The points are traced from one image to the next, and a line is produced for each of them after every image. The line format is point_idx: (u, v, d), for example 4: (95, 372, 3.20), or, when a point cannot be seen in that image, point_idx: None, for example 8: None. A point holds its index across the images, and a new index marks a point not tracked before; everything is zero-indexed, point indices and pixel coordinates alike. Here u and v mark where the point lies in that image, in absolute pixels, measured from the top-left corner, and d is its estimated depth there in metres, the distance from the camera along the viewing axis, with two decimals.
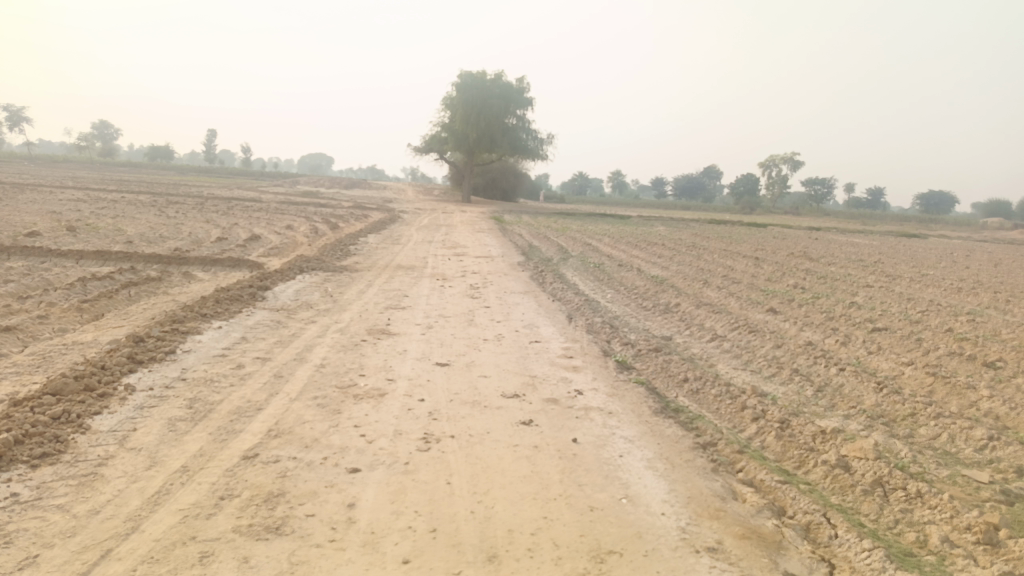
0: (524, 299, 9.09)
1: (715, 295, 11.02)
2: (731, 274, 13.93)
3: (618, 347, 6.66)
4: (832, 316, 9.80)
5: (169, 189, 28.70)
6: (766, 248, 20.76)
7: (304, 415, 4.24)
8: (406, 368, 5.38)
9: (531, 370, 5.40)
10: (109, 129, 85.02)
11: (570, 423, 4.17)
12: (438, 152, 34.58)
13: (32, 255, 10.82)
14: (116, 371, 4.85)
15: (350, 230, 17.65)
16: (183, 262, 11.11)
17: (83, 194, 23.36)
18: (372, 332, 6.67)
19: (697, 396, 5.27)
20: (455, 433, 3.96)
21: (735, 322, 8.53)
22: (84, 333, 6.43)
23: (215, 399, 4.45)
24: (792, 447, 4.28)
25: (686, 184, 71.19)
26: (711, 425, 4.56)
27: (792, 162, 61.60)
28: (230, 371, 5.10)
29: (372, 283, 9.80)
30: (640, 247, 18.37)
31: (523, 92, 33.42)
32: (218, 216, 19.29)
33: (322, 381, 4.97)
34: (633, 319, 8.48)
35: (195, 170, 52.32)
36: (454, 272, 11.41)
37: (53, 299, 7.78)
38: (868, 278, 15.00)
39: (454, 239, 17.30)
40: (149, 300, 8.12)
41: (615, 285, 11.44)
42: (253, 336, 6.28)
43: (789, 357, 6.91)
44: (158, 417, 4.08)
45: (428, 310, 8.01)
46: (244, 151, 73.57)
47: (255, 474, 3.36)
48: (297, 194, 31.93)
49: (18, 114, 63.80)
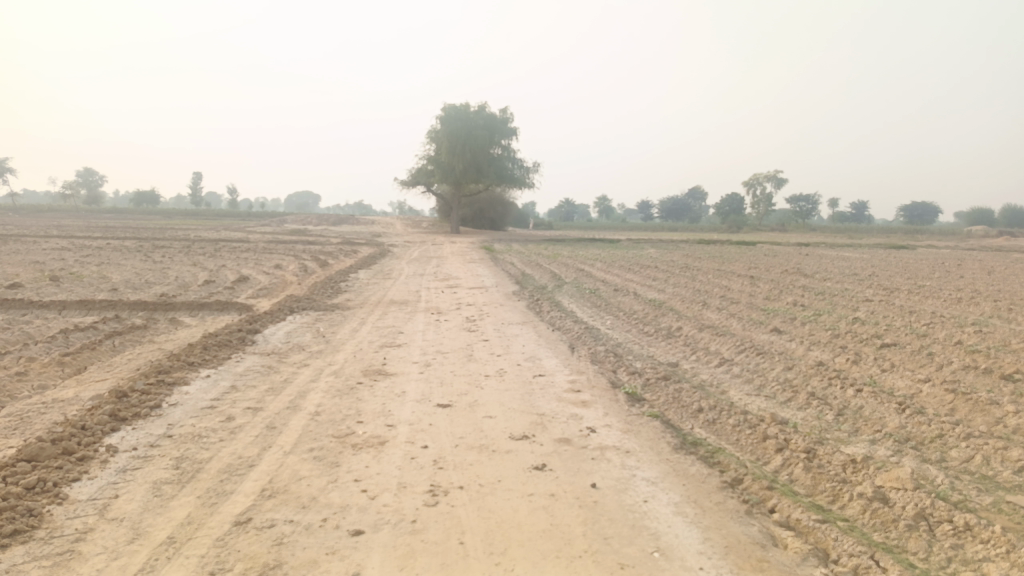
0: (523, 330, 8.84)
1: (716, 317, 10.80)
2: (728, 294, 13.75)
3: (625, 378, 6.39)
4: (837, 333, 9.59)
5: (156, 233, 28.51)
6: (759, 265, 20.63)
7: (299, 471, 3.94)
8: (406, 411, 5.09)
9: (538, 408, 5.12)
10: (95, 176, 84.81)
11: (587, 465, 3.89)
12: (425, 184, 34.47)
13: (13, 307, 10.51)
14: (97, 431, 4.54)
15: (340, 267, 17.41)
16: (169, 307, 10.82)
17: (68, 242, 23.08)
18: (368, 373, 6.39)
19: (714, 427, 5.01)
20: (465, 484, 3.69)
21: (741, 344, 8.29)
22: (65, 389, 6.11)
23: (203, 457, 4.15)
24: (823, 480, 4.02)
25: (672, 205, 71.43)
26: (734, 459, 4.30)
27: (777, 179, 61.97)
28: (220, 425, 4.79)
29: (365, 321, 9.52)
30: (634, 271, 18.18)
31: (507, 123, 33.50)
32: (205, 259, 19.04)
33: (318, 430, 4.68)
34: (636, 346, 8.23)
35: (182, 213, 52.13)
36: (448, 305, 11.17)
37: (34, 353, 7.47)
38: (866, 292, 14.84)
39: (446, 271, 17.05)
40: (134, 350, 7.82)
41: (612, 311, 11.20)
42: (244, 384, 5.99)
43: (802, 379, 6.66)
44: (141, 481, 3.76)
45: (424, 346, 7.74)
46: (230, 192, 73.41)
47: (248, 544, 3.06)
48: (285, 233, 31.73)
49: (2, 165, 63.56)
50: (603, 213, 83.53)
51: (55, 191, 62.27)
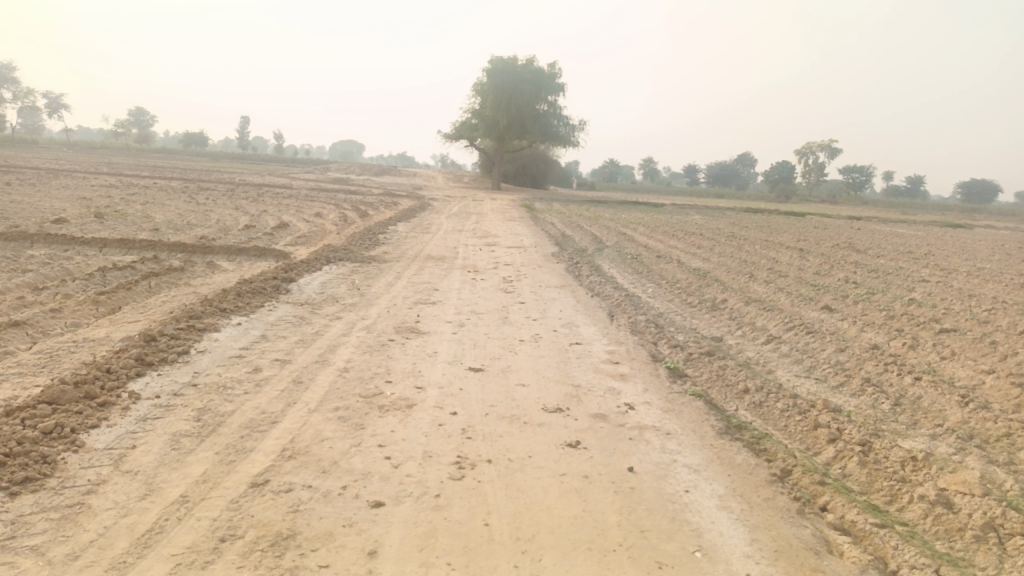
0: (561, 294, 8.55)
1: (763, 290, 10.35)
2: (777, 267, 13.22)
3: (666, 351, 6.11)
4: (892, 314, 9.10)
5: (202, 175, 28.71)
6: (809, 238, 19.87)
7: (322, 431, 3.78)
8: (436, 373, 4.90)
9: (574, 379, 4.88)
10: (146, 116, 85.74)
11: (624, 446, 3.64)
12: (468, 138, 33.98)
13: (55, 242, 10.57)
14: (121, 375, 4.44)
15: (380, 218, 17.23)
16: (207, 250, 10.77)
17: (116, 180, 23.32)
18: (400, 331, 6.20)
19: (760, 411, 4.71)
20: (493, 457, 3.47)
21: (790, 321, 7.89)
22: (97, 329, 6.05)
23: (226, 409, 4.01)
24: (879, 478, 3.73)
25: (719, 171, 69.62)
26: (782, 448, 4.03)
27: (830, 149, 59.79)
28: (246, 376, 4.66)
29: (401, 276, 9.34)
30: (678, 237, 17.64)
31: (555, 78, 32.70)
32: (248, 204, 19.05)
33: (345, 388, 4.52)
34: (678, 317, 7.90)
35: (230, 157, 52.47)
36: (486, 263, 10.92)
37: (70, 290, 7.46)
38: (922, 272, 14.15)
39: (485, 229, 16.76)
40: (169, 292, 7.76)
41: (655, 279, 10.82)
42: (274, 335, 5.85)
43: (855, 363, 6.28)
44: (160, 432, 3.64)
45: (459, 305, 7.52)
46: (275, 138, 73.64)
47: (263, 508, 2.90)
48: (328, 181, 31.66)
49: (58, 101, 64.64)
50: (648, 176, 81.83)
51: (107, 129, 63.32)
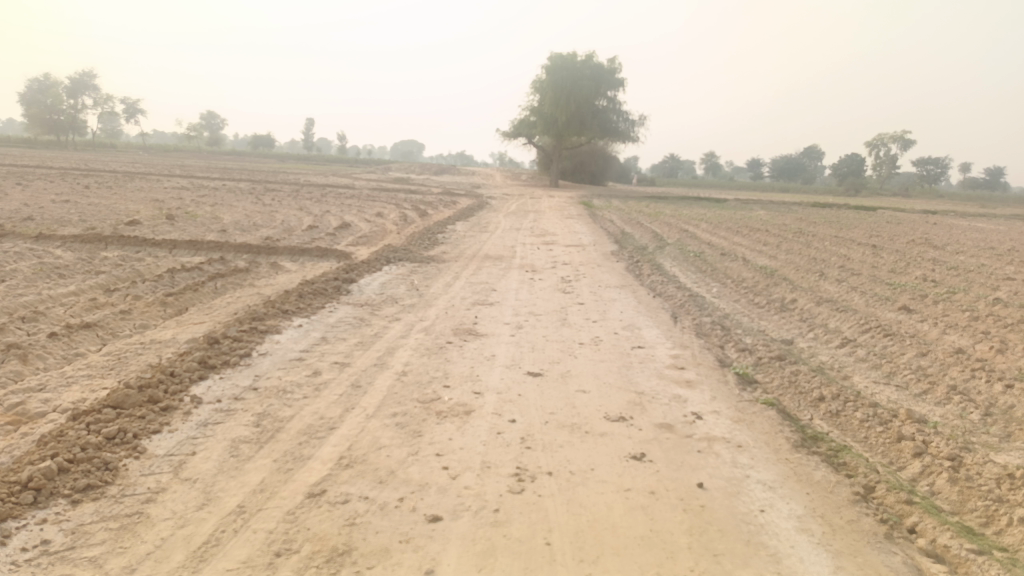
0: (622, 295, 8.34)
1: (834, 290, 9.89)
2: (848, 265, 12.66)
3: (733, 355, 5.85)
4: (977, 314, 8.55)
5: (267, 176, 29.45)
6: (882, 233, 19.02)
7: (379, 438, 3.71)
8: (495, 378, 4.79)
9: (638, 385, 4.69)
10: (216, 120, 88.56)
11: (692, 459, 3.45)
12: (526, 136, 33.85)
13: (128, 244, 10.93)
14: (184, 379, 4.49)
15: (439, 217, 17.26)
16: (271, 251, 10.96)
17: (187, 182, 24.12)
18: (458, 333, 6.12)
19: (838, 421, 4.43)
20: (554, 469, 3.34)
21: (865, 323, 7.49)
22: (164, 331, 6.18)
23: (284, 415, 3.99)
24: (973, 498, 3.43)
25: (784, 165, 67.61)
26: (863, 462, 3.77)
27: (903, 139, 57.31)
28: (305, 379, 4.64)
29: (459, 275, 9.29)
30: (742, 234, 17.12)
31: (614, 73, 32.24)
32: (311, 204, 19.40)
33: (403, 393, 4.45)
34: (745, 319, 7.59)
35: (294, 158, 53.73)
36: (545, 263, 10.78)
37: (140, 291, 7.66)
38: (1007, 269, 13.33)
39: (543, 227, 16.60)
40: (233, 293, 7.89)
41: (719, 278, 10.47)
42: (334, 337, 5.85)
43: (938, 368, 5.89)
44: (220, 438, 3.64)
45: (518, 306, 7.40)
46: (338, 138, 75.18)
47: (319, 520, 2.84)
48: (389, 181, 32.03)
49: (134, 107, 67.38)
50: (709, 171, 80.11)
51: (179, 132, 65.81)
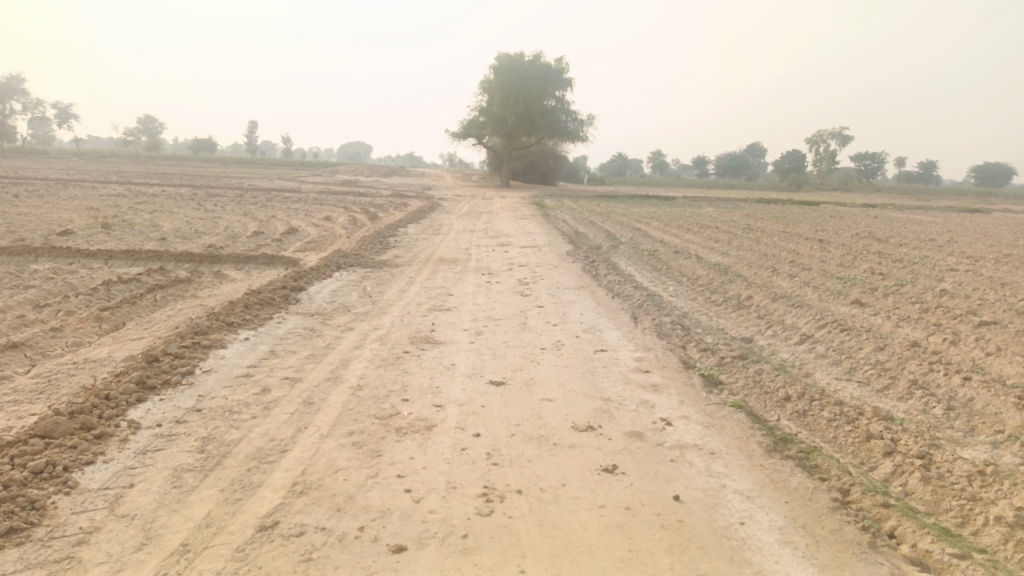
0: (580, 296, 8.22)
1: (788, 285, 9.97)
2: (799, 260, 12.82)
3: (696, 355, 5.77)
4: (926, 307, 8.70)
5: (210, 182, 28.58)
6: (827, 228, 19.43)
7: (335, 460, 3.48)
8: (455, 389, 4.59)
9: (603, 391, 4.56)
10: (155, 125, 85.81)
11: (666, 470, 3.32)
12: (476, 137, 33.63)
13: (59, 256, 10.35)
14: (121, 402, 4.17)
15: (390, 221, 16.92)
16: (215, 260, 10.51)
17: (124, 189, 23.20)
18: (415, 341, 5.90)
19: (805, 421, 4.37)
20: (524, 487, 3.16)
21: (822, 318, 7.52)
22: (99, 349, 5.79)
23: (231, 438, 3.72)
24: (947, 497, 3.38)
25: (729, 162, 68.92)
26: (835, 463, 3.70)
27: (841, 136, 59.00)
28: (254, 398, 4.37)
29: (413, 281, 9.05)
30: (694, 231, 17.24)
31: (562, 73, 32.29)
32: (256, 209, 18.81)
33: (359, 408, 4.22)
34: (704, 317, 7.55)
35: (238, 162, 52.37)
36: (500, 265, 10.61)
37: (72, 307, 7.21)
38: (948, 260, 13.71)
39: (497, 228, 16.43)
40: (174, 306, 7.50)
41: (674, 276, 10.46)
42: (284, 350, 5.56)
43: (896, 363, 5.91)
44: (160, 467, 3.36)
45: (475, 311, 7.21)
46: (283, 142, 73.67)
47: (272, 558, 2.60)
48: (337, 184, 31.41)
49: (66, 111, 64.79)
50: (657, 169, 81.13)
51: (116, 137, 63.69)
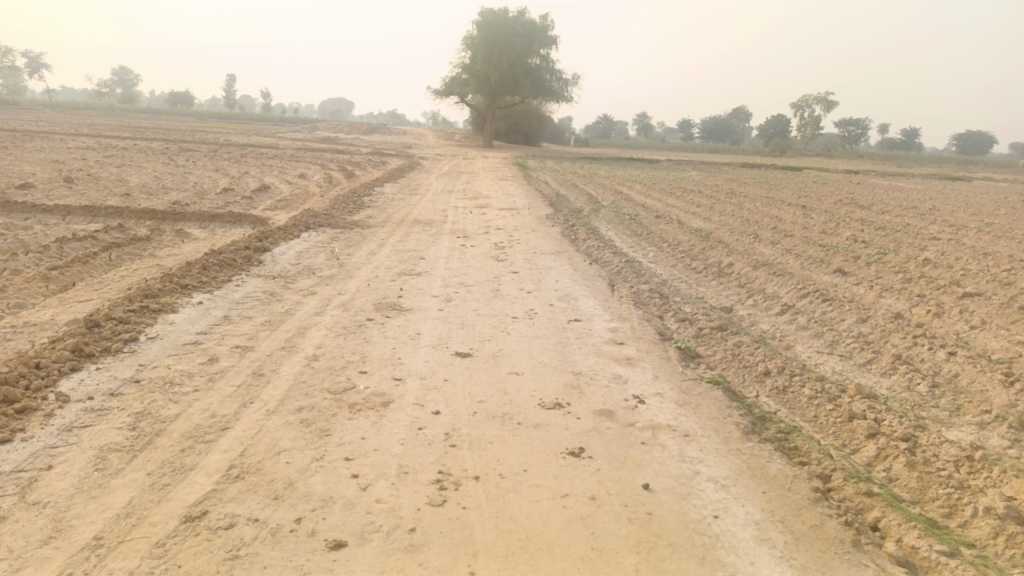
0: (557, 262, 7.94)
1: (769, 252, 9.75)
2: (781, 226, 12.58)
3: (674, 326, 5.53)
4: (909, 276, 8.52)
5: (185, 136, 27.78)
6: (810, 194, 19.20)
7: (279, 440, 3.19)
8: (418, 361, 4.32)
9: (575, 365, 4.30)
10: (130, 75, 83.27)
11: (636, 455, 3.07)
12: (458, 95, 32.85)
13: (14, 210, 9.86)
14: (52, 372, 3.85)
15: (367, 179, 16.45)
16: (179, 217, 10.07)
17: (93, 141, 22.45)
18: (380, 308, 5.59)
19: (785, 399, 4.15)
20: (481, 472, 2.91)
21: (803, 287, 7.30)
22: (42, 311, 5.43)
23: (168, 414, 3.42)
24: (933, 485, 3.18)
25: (714, 125, 68.39)
26: (815, 446, 3.50)
27: (827, 101, 58.67)
28: (199, 369, 4.06)
29: (385, 243, 8.70)
30: (677, 195, 16.96)
31: (547, 30, 31.53)
32: (230, 165, 18.25)
33: (312, 381, 3.93)
34: (684, 285, 7.30)
35: (217, 117, 51.02)
36: (477, 227, 10.28)
37: (19, 265, 6.79)
38: (931, 228, 13.56)
39: (476, 189, 16.03)
40: (130, 266, 7.11)
41: (654, 241, 10.19)
42: (239, 315, 5.24)
43: (879, 336, 5.70)
44: (84, 447, 3.07)
45: (446, 276, 6.90)
46: (262, 96, 72.08)
47: (193, 556, 2.33)
48: (315, 140, 30.64)
49: (37, 60, 62.66)
50: (642, 132, 80.30)
51: (89, 88, 61.93)
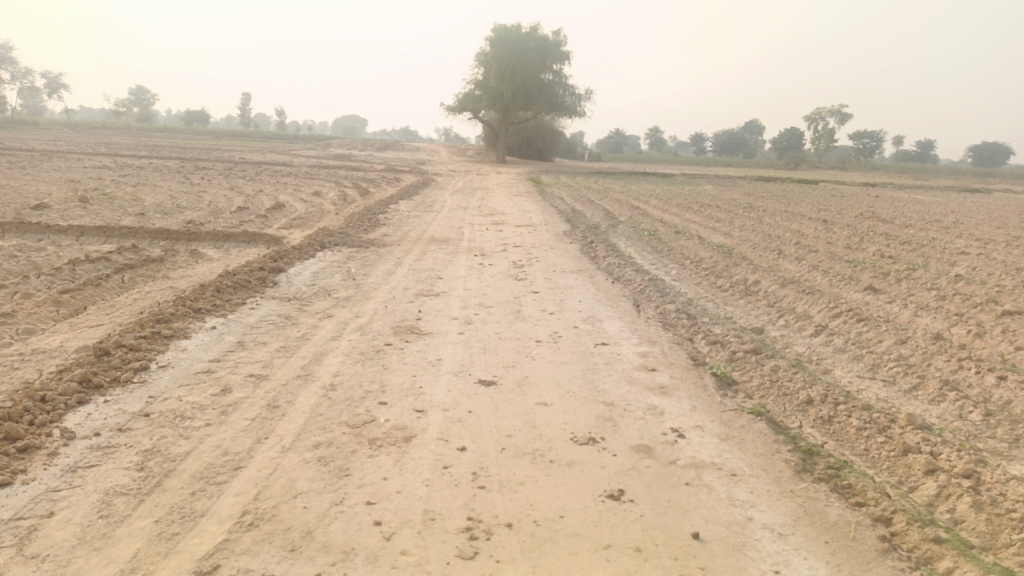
0: (578, 281, 7.71)
1: (795, 269, 9.47)
2: (804, 241, 12.29)
3: (705, 349, 5.29)
4: (942, 293, 8.21)
5: (200, 154, 27.87)
6: (829, 207, 18.87)
7: (295, 482, 2.98)
8: (440, 390, 4.10)
9: (606, 394, 4.07)
10: (148, 95, 84.21)
11: (681, 499, 2.84)
12: (471, 111, 32.82)
13: (27, 232, 9.77)
14: (58, 405, 3.66)
15: (381, 196, 16.33)
16: (192, 237, 9.96)
17: (110, 161, 22.53)
18: (398, 332, 5.39)
19: (831, 430, 3.89)
20: (514, 519, 2.69)
21: (835, 306, 7.03)
22: (51, 337, 5.26)
23: (177, 452, 3.22)
24: (1006, 528, 2.92)
25: (727, 139, 68.13)
26: (871, 483, 3.24)
27: (841, 113, 58.28)
28: (212, 400, 3.86)
29: (401, 262, 8.52)
30: (694, 210, 16.71)
31: (560, 46, 31.51)
32: (244, 183, 18.20)
33: (331, 413, 3.73)
34: (710, 305, 7.05)
35: (232, 135, 51.32)
36: (494, 245, 10.10)
37: (31, 289, 6.65)
38: (958, 242, 13.22)
39: (491, 205, 15.88)
40: (143, 288, 6.96)
41: (676, 258, 9.94)
42: (253, 341, 5.05)
43: (921, 358, 5.42)
44: (88, 490, 2.86)
45: (465, 297, 6.69)
46: (277, 114, 72.70)
47: None
48: (329, 158, 30.67)
49: (57, 82, 63.62)
50: (654, 147, 80.09)
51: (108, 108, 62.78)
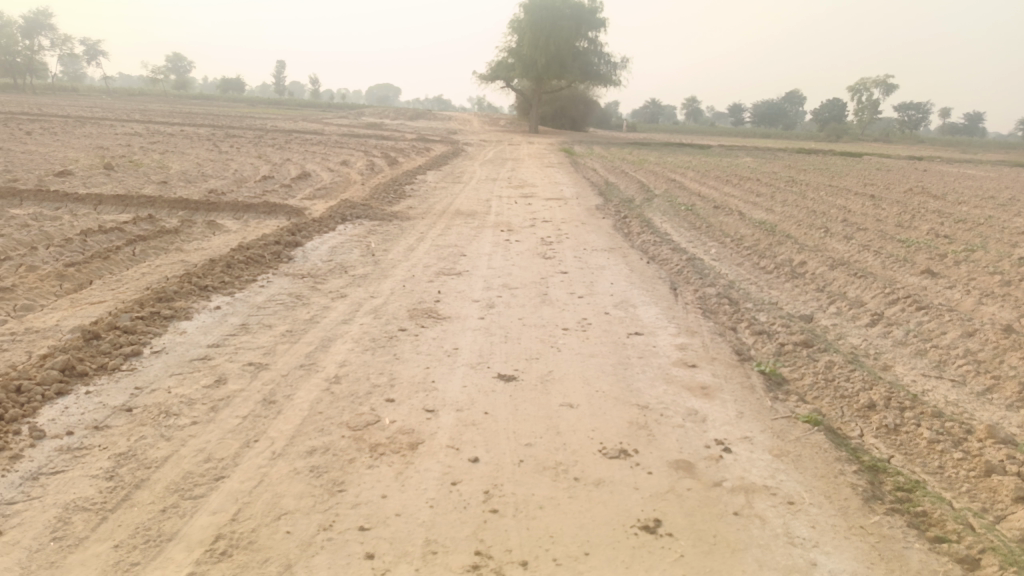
0: (610, 260, 7.21)
1: (843, 249, 8.84)
2: (851, 218, 11.56)
3: (750, 341, 4.78)
4: (1007, 278, 7.53)
5: (232, 122, 27.64)
6: (875, 182, 17.96)
7: (280, 499, 2.59)
8: (454, 386, 3.69)
9: (641, 395, 3.61)
10: (184, 62, 84.39)
11: (729, 534, 2.41)
12: (504, 79, 32.05)
13: (45, 200, 9.54)
14: (34, 397, 3.33)
15: (409, 166, 15.86)
16: (212, 207, 9.64)
17: (141, 128, 22.39)
18: (415, 315, 4.98)
19: (898, 442, 3.39)
20: (529, 556, 2.28)
21: (891, 292, 6.43)
22: (49, 314, 4.96)
23: (155, 457, 2.86)
24: None
25: (767, 110, 66.12)
26: (953, 513, 2.75)
27: (886, 85, 56.02)
28: (203, 393, 3.50)
29: (424, 237, 8.09)
30: (733, 183, 15.98)
31: (596, 13, 30.53)
32: (273, 152, 17.88)
33: (331, 412, 3.34)
34: (754, 289, 6.50)
35: (266, 102, 51.22)
36: (522, 220, 9.62)
37: (38, 261, 6.38)
38: (1018, 221, 12.35)
39: (521, 177, 15.33)
40: (153, 262, 6.64)
41: (715, 236, 9.36)
42: (258, 323, 4.68)
43: (993, 353, 4.85)
44: (46, 504, 2.52)
45: (489, 277, 6.25)
46: (311, 82, 72.42)
47: None
48: (361, 126, 30.24)
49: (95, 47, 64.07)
50: (690, 117, 78.18)
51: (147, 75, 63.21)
